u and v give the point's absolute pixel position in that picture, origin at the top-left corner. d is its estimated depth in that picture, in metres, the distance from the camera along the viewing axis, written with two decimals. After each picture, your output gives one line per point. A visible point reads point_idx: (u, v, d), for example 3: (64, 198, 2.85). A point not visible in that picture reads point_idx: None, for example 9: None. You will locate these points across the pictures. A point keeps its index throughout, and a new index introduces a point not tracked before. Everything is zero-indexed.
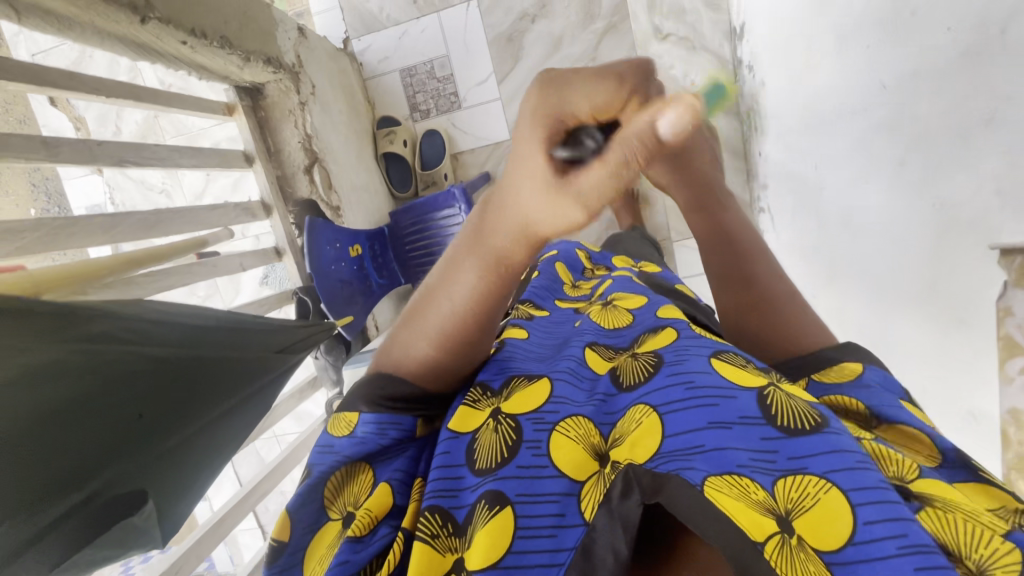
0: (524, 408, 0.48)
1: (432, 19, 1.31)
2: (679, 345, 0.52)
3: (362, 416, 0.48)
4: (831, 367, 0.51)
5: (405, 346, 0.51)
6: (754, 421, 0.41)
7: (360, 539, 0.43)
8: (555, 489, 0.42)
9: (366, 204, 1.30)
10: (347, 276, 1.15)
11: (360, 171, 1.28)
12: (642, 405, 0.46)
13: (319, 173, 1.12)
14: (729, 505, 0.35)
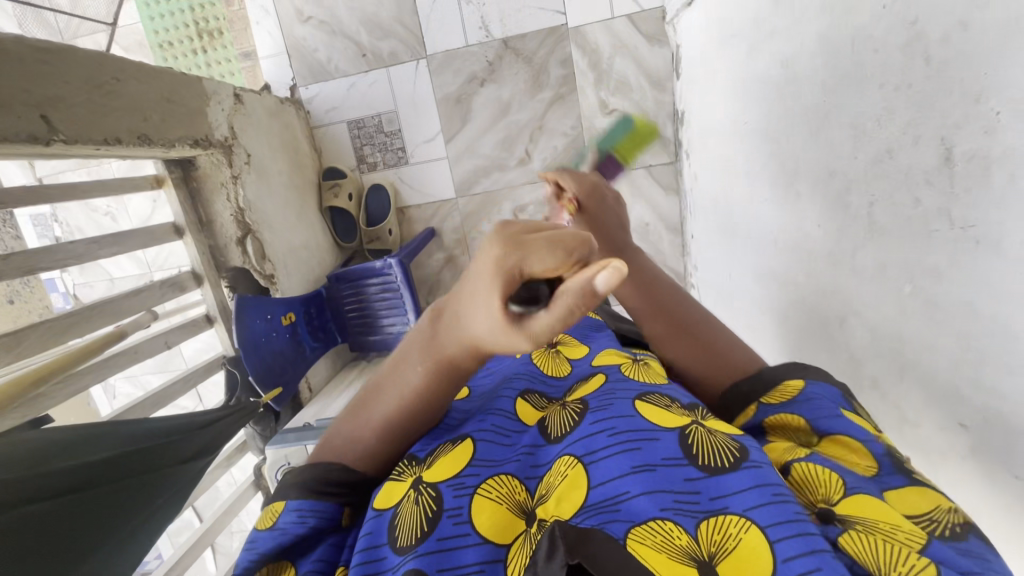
0: (446, 473, 0.40)
1: (381, 74, 1.27)
2: (610, 386, 0.44)
3: (288, 504, 0.41)
4: (774, 387, 0.45)
5: (349, 430, 0.45)
6: (676, 462, 0.34)
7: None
8: (474, 559, 0.34)
9: (307, 263, 1.24)
10: (281, 346, 1.09)
11: (300, 230, 1.22)
12: (567, 456, 0.37)
13: (252, 244, 1.07)
14: (650, 556, 0.29)
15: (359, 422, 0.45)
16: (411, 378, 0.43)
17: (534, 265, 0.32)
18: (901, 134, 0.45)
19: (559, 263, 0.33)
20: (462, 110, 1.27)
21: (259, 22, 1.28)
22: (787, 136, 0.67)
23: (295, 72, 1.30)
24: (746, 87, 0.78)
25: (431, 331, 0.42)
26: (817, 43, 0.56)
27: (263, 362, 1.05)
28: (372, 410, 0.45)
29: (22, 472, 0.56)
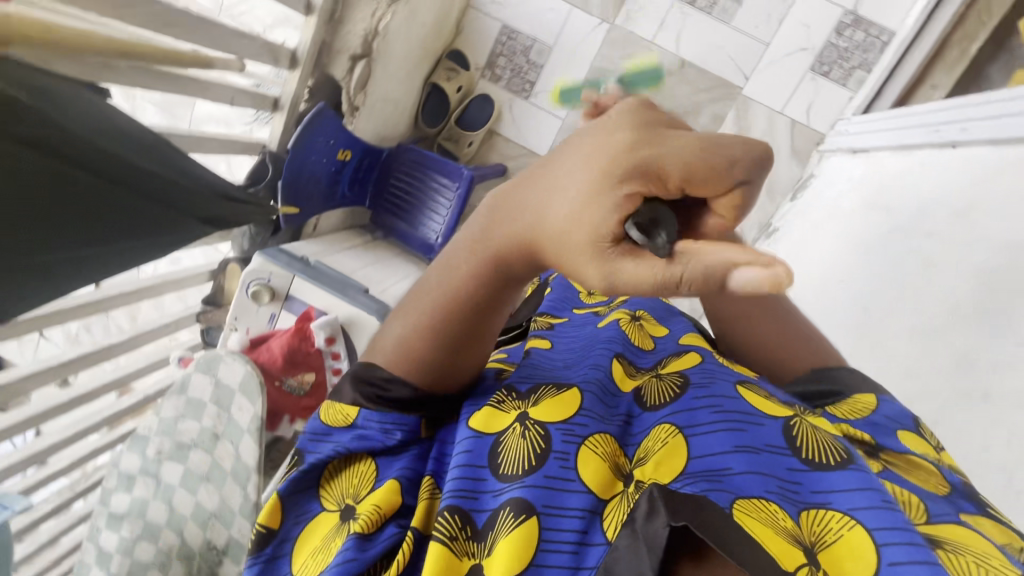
0: (554, 417, 0.43)
1: (563, 7, 1.23)
2: (706, 369, 0.48)
3: (363, 411, 0.45)
4: (845, 402, 0.48)
5: (396, 327, 0.47)
6: (779, 451, 0.39)
7: (368, 536, 0.40)
8: (577, 504, 0.39)
9: (386, 118, 1.18)
10: (321, 175, 1.04)
11: (400, 86, 1.16)
12: (668, 424, 0.42)
13: (362, 68, 1.01)
14: (752, 525, 0.33)
15: (403, 315, 0.47)
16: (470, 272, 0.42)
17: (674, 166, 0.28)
18: (1011, 390, 0.52)
19: (710, 183, 0.28)
20: None
21: None
22: (884, 320, 0.73)
23: None
24: (867, 256, 0.83)
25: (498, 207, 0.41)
26: (975, 271, 0.62)
27: (303, 175, 1.00)
28: (415, 300, 0.46)
29: (44, 107, 0.48)
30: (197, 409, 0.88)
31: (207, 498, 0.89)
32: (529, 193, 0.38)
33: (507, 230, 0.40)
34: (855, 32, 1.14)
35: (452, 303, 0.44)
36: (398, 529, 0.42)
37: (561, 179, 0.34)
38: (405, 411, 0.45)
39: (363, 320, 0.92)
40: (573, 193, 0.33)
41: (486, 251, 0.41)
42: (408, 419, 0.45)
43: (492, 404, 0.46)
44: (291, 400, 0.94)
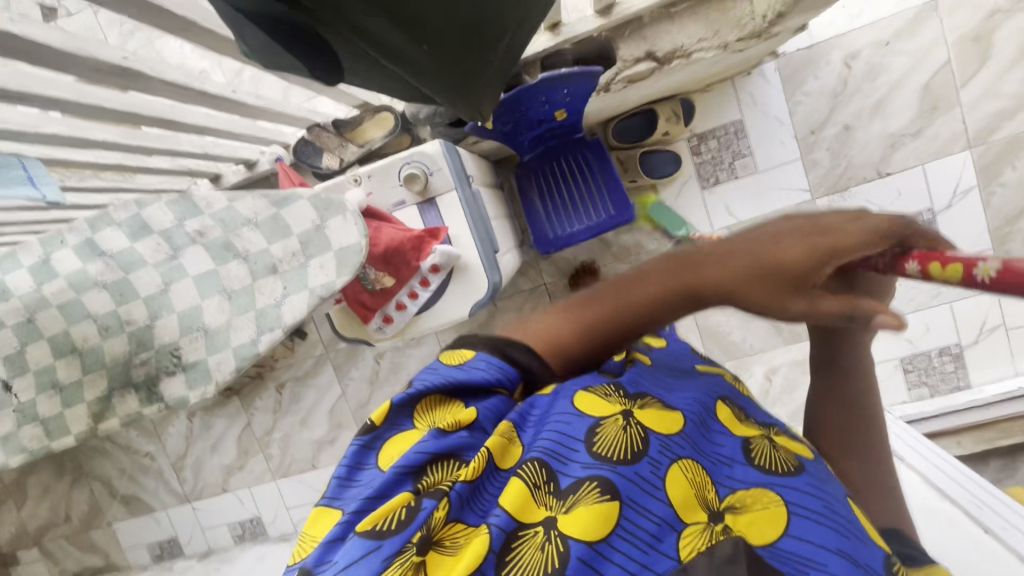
0: (655, 427, 0.44)
1: (793, 153, 1.23)
2: (819, 465, 0.48)
3: (477, 354, 0.46)
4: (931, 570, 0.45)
5: (538, 319, 0.49)
6: (875, 573, 0.39)
7: (445, 434, 0.41)
8: (659, 511, 0.38)
9: (602, 107, 1.10)
10: (531, 115, 0.96)
11: (638, 97, 1.10)
12: (773, 492, 0.42)
13: (643, 68, 0.93)
14: None
15: (554, 307, 0.50)
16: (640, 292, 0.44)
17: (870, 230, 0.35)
18: None
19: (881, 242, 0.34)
20: None
21: (847, 6, 1.17)
22: None
23: (792, 52, 1.20)
24: None
25: (692, 253, 0.43)
26: None
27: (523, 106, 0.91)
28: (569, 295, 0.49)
29: None
30: (278, 232, 0.77)
31: (214, 312, 0.77)
32: (731, 252, 0.40)
33: (695, 270, 0.41)
34: (950, 363, 1.26)
35: (605, 311, 0.45)
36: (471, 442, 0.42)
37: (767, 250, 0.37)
38: (512, 367, 0.46)
39: (473, 273, 0.85)
40: (784, 258, 0.36)
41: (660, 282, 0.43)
42: (512, 370, 0.46)
43: (596, 394, 0.46)
44: (356, 287, 0.86)
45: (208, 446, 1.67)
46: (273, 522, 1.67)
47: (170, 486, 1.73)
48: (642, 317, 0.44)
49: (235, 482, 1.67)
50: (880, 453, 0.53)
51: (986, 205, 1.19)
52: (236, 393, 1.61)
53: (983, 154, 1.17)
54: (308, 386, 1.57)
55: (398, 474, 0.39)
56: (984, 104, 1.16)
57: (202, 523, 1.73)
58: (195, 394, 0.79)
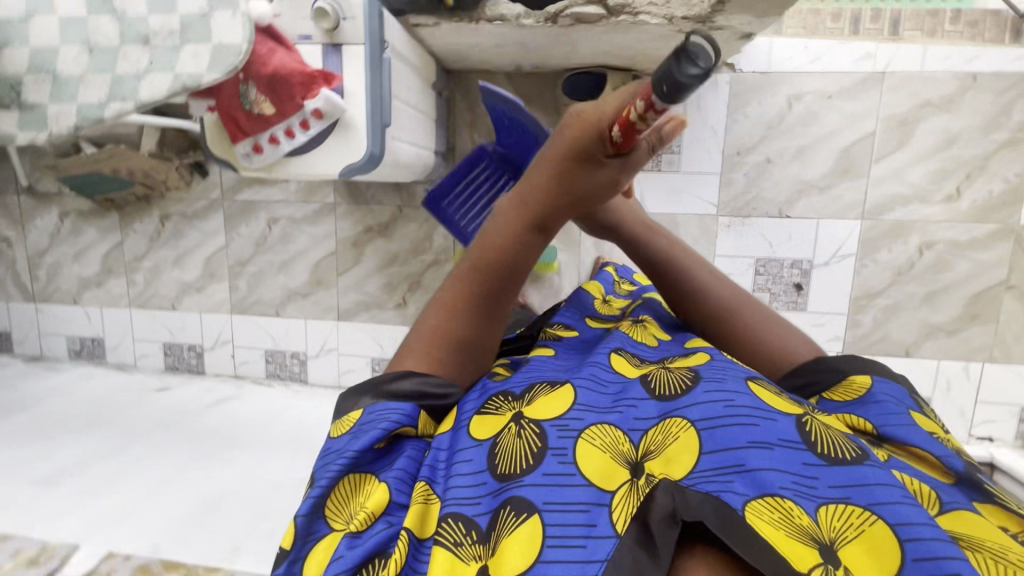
0: (546, 415, 0.55)
1: (713, 167, 1.29)
2: (712, 369, 0.60)
3: (365, 412, 0.60)
4: (843, 389, 0.67)
5: (433, 321, 0.68)
6: (796, 446, 0.50)
7: (360, 535, 0.51)
8: (586, 498, 0.48)
9: (552, 48, 1.10)
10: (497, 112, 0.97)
11: (587, 51, 1.11)
12: (681, 419, 0.54)
13: (590, 11, 0.91)
14: (766, 530, 0.43)
15: (435, 311, 0.69)
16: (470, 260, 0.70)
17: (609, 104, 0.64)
18: None
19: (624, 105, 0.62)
20: None
21: (808, 49, 1.22)
22: None
23: (747, 73, 1.24)
24: None
25: (524, 205, 0.71)
26: None
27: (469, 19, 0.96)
28: (443, 297, 0.70)
29: None
30: (162, 3, 0.73)
31: (70, 60, 0.74)
32: (537, 187, 0.70)
33: (532, 206, 0.70)
34: None
35: (485, 273, 0.69)
36: (388, 526, 0.51)
37: (558, 163, 0.69)
38: (404, 401, 0.61)
39: (356, 135, 0.86)
40: (583, 118, 0.67)
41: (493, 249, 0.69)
42: (402, 411, 0.59)
43: (491, 413, 0.58)
44: (233, 101, 0.83)
45: (71, 253, 1.59)
46: (115, 349, 1.63)
47: (19, 280, 1.65)
48: (517, 259, 0.69)
49: (88, 297, 1.61)
50: (757, 317, 0.78)
51: (856, 274, 1.29)
52: (117, 209, 1.54)
53: (870, 229, 1.27)
54: (193, 226, 1.52)
55: None
56: (887, 185, 1.24)
57: (41, 327, 1.66)
58: (24, 137, 0.76)
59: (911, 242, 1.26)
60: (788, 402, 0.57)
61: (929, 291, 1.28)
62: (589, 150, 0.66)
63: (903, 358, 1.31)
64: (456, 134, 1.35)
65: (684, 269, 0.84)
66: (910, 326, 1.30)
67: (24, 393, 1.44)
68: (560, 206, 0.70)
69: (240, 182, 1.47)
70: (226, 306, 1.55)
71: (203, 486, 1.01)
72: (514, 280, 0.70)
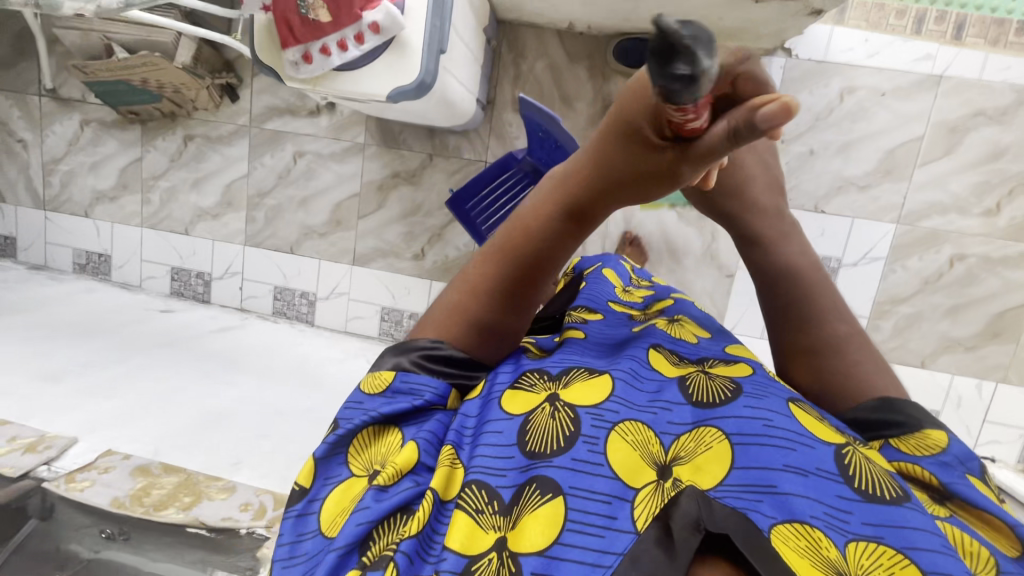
0: (582, 401, 0.47)
1: None
2: (757, 380, 0.51)
3: (398, 373, 0.52)
4: (914, 438, 0.50)
5: (454, 297, 0.58)
6: (830, 476, 0.43)
7: (385, 489, 0.45)
8: (606, 488, 0.41)
9: (611, 6, 1.08)
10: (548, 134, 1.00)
11: (647, 13, 1.08)
12: (715, 429, 0.46)
13: None
14: (788, 551, 0.38)
15: (457, 285, 0.59)
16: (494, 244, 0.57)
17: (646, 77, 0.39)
18: None
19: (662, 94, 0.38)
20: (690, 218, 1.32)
21: (868, 42, 1.19)
22: None
23: (804, 59, 1.21)
24: None
25: (560, 180, 0.53)
26: None
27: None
28: (468, 273, 0.58)
29: None
30: None
31: None
32: (575, 169, 0.51)
33: (566, 189, 0.52)
34: None
35: (506, 258, 0.56)
36: (413, 485, 0.45)
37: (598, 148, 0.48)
38: (430, 377, 0.53)
39: (410, 58, 0.83)
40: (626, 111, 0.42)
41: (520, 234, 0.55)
42: (433, 388, 0.52)
43: (524, 389, 0.49)
44: (290, 4, 0.81)
45: (87, 163, 1.55)
46: (121, 267, 1.60)
47: (30, 185, 1.61)
48: (545, 249, 0.54)
49: (99, 211, 1.58)
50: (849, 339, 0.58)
51: (883, 279, 1.27)
52: (141, 123, 1.51)
53: (903, 235, 1.25)
54: (216, 151, 1.49)
55: (342, 554, 0.42)
56: (926, 191, 1.23)
57: (49, 236, 1.62)
58: (70, 8, 0.72)
59: (943, 252, 1.25)
60: (833, 429, 0.48)
61: (953, 304, 1.27)
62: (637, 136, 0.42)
63: (918, 368, 1.30)
64: (498, 87, 1.32)
65: (811, 290, 0.61)
66: (929, 338, 1.29)
67: (25, 297, 1.41)
68: (598, 200, 0.51)
69: (270, 110, 1.44)
70: (240, 237, 1.52)
71: (205, 402, 0.99)
72: (538, 273, 0.56)
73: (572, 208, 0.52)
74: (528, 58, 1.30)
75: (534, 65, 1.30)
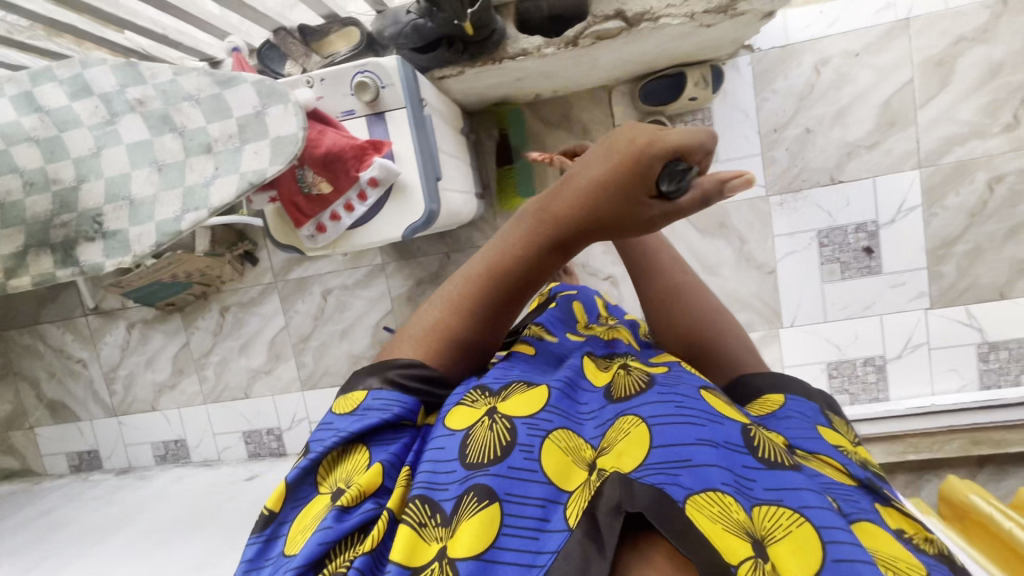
0: (519, 412, 0.48)
1: (754, 149, 1.27)
2: (670, 375, 0.53)
3: (368, 395, 0.53)
4: (758, 402, 0.55)
5: (434, 313, 0.58)
6: (736, 448, 0.43)
7: (347, 510, 0.45)
8: (539, 493, 0.42)
9: (572, 69, 1.10)
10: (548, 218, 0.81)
11: (608, 65, 1.11)
12: (632, 416, 0.46)
13: (611, 27, 0.93)
14: (702, 520, 0.37)
15: (437, 302, 0.59)
16: (474, 262, 0.58)
17: (642, 133, 0.49)
18: None
19: (671, 151, 0.47)
20: (712, 230, 1.31)
21: (823, 13, 1.20)
22: None
23: (767, 49, 1.23)
24: None
25: (537, 210, 0.55)
26: None
27: (492, 61, 0.98)
28: (448, 290, 0.58)
29: None
30: (219, 112, 0.78)
31: (142, 182, 0.76)
32: (559, 203, 0.53)
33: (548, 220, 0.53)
34: (872, 374, 1.31)
35: (494, 277, 0.56)
36: (375, 506, 0.46)
37: (583, 183, 0.52)
38: (403, 394, 0.53)
39: (412, 196, 0.87)
40: (626, 152, 0.49)
41: (493, 262, 0.56)
42: (400, 404, 0.52)
43: (466, 405, 0.51)
44: (292, 187, 0.85)
45: (142, 361, 1.65)
46: (197, 447, 1.67)
47: (99, 396, 1.71)
48: (524, 278, 0.55)
49: (164, 401, 1.66)
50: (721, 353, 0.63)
51: (927, 225, 1.24)
52: (178, 311, 1.60)
53: (931, 176, 1.22)
54: (252, 313, 1.56)
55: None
56: (937, 128, 1.20)
57: (126, 438, 1.71)
58: (111, 263, 0.78)
59: (979, 179, 1.21)
60: (737, 409, 0.49)
61: (1009, 227, 1.22)
62: (631, 181, 0.49)
63: (999, 301, 1.24)
64: (488, 171, 1.37)
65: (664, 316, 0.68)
66: (998, 267, 1.23)
67: (124, 507, 1.48)
68: (578, 239, 0.54)
69: (289, 262, 1.51)
70: (296, 385, 1.57)
71: None
72: (518, 299, 0.57)
73: (548, 245, 0.54)
74: (506, 137, 1.35)
75: (514, 140, 1.35)
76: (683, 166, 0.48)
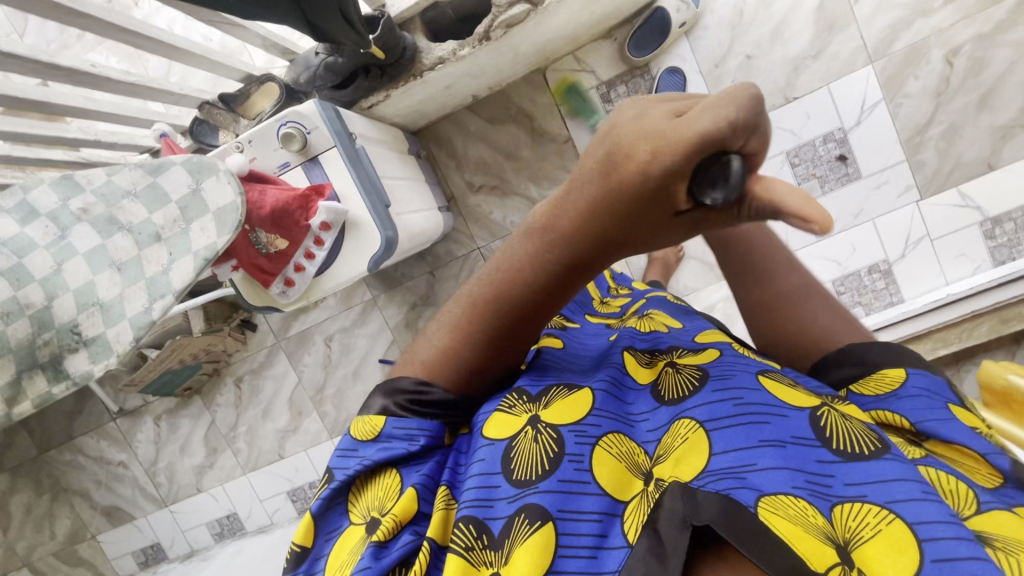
0: (565, 419, 0.41)
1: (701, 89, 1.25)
2: (726, 362, 0.44)
3: (388, 421, 0.44)
4: (873, 375, 0.45)
5: (438, 338, 0.46)
6: (806, 442, 0.36)
7: (386, 543, 0.39)
8: (594, 507, 0.36)
9: (498, 62, 1.10)
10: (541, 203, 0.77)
11: (532, 48, 1.10)
12: (688, 418, 0.39)
13: (520, 9, 0.92)
14: (781, 524, 0.31)
15: (443, 321, 0.46)
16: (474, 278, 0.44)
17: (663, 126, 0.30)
18: None
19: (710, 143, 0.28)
20: None
21: None
22: None
23: None
24: None
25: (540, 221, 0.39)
26: None
27: (413, 78, 0.98)
28: (451, 310, 0.45)
29: None
30: (157, 200, 0.80)
31: (106, 285, 0.77)
32: (567, 212, 0.37)
33: (565, 239, 0.38)
34: (881, 280, 1.27)
35: (496, 303, 0.42)
36: (414, 536, 0.39)
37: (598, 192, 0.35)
38: (424, 417, 0.44)
39: (366, 228, 0.88)
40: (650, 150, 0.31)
41: (495, 283, 0.42)
42: (426, 427, 0.44)
43: (505, 410, 0.43)
44: (250, 251, 0.87)
45: (176, 449, 1.69)
46: (249, 516, 1.70)
47: (146, 493, 1.76)
48: (537, 300, 0.41)
49: (208, 481, 1.70)
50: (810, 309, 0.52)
51: (894, 117, 1.20)
52: (197, 392, 1.64)
53: (886, 68, 1.18)
54: (265, 377, 1.59)
55: None
56: (878, 19, 1.16)
57: (182, 525, 1.76)
58: (99, 368, 0.78)
59: (935, 57, 1.17)
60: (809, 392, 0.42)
61: (979, 97, 1.17)
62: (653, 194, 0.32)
63: (990, 173, 1.20)
64: (449, 182, 1.38)
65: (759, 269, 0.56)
66: (979, 138, 1.19)
67: None
68: (602, 253, 0.38)
69: (286, 319, 1.54)
70: (324, 435, 1.59)
71: None
72: (533, 321, 0.43)
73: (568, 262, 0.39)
74: (458, 143, 1.35)
75: (466, 146, 1.35)
76: (731, 161, 0.29)
